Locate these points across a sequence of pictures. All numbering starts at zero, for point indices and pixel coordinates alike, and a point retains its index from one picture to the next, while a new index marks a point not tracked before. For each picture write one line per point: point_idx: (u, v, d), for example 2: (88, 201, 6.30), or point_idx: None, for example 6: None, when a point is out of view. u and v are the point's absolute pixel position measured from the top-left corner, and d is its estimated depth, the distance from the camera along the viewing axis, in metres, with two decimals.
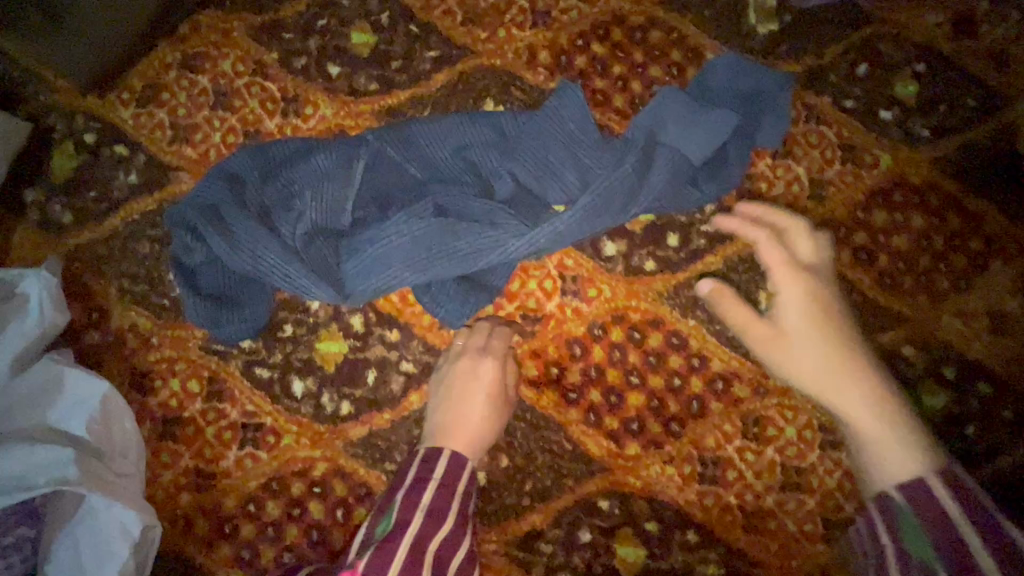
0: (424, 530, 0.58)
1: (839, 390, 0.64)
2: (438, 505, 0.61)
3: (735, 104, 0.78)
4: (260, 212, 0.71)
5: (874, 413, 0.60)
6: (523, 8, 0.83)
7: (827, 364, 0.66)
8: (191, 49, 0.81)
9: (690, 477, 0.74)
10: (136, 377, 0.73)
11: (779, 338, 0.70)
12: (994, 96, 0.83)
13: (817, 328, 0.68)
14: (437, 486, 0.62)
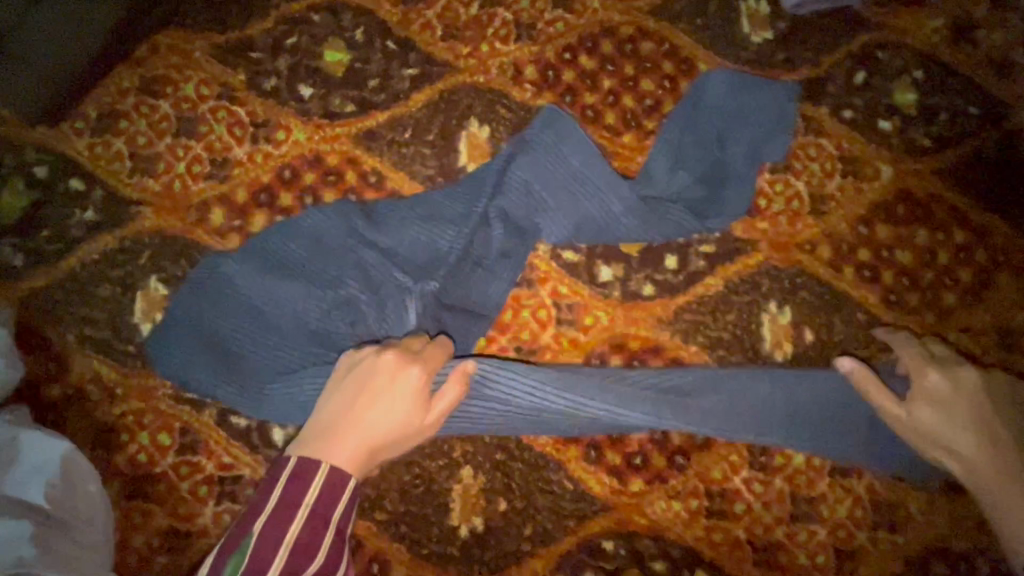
0: (289, 566, 0.47)
1: (1004, 488, 0.61)
2: (309, 537, 0.49)
3: (734, 121, 0.76)
4: (263, 294, 0.69)
5: (999, 464, 0.62)
6: (506, 21, 0.79)
7: (990, 460, 0.62)
8: (151, 73, 0.76)
9: (697, 512, 0.70)
10: (102, 431, 0.68)
11: (926, 434, 0.65)
12: (997, 103, 0.80)
13: (988, 417, 0.64)
14: (308, 516, 0.50)
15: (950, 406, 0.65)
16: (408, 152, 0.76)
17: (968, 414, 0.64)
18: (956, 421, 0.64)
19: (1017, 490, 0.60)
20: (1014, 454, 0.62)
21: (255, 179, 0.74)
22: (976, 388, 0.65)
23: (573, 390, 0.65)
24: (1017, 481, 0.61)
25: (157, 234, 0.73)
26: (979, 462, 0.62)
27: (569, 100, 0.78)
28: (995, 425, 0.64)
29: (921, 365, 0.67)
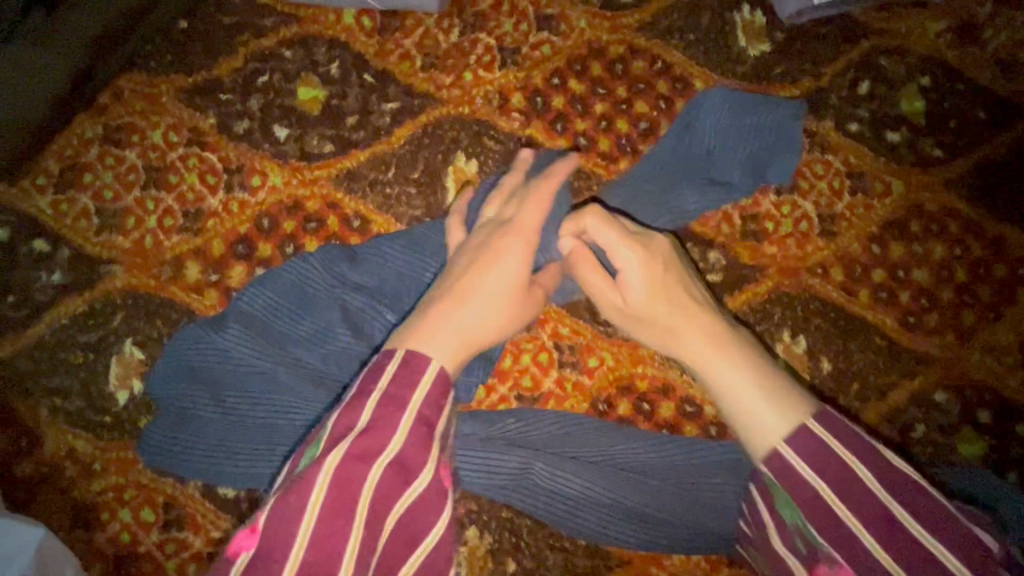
0: (353, 465, 0.38)
1: (713, 357, 0.51)
2: (383, 424, 0.40)
3: (738, 139, 0.72)
4: (247, 359, 0.63)
5: (716, 331, 0.53)
6: (489, 46, 0.75)
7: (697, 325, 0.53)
8: (114, 120, 0.71)
9: (718, 561, 0.66)
10: (79, 511, 0.64)
11: (635, 310, 0.57)
12: (1009, 107, 0.76)
13: (680, 285, 0.56)
14: (381, 400, 0.40)
15: (630, 273, 0.56)
16: (393, 192, 0.71)
17: (650, 287, 0.56)
18: (659, 294, 0.55)
19: (723, 359, 0.50)
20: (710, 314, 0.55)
21: (230, 229, 0.70)
22: (662, 255, 0.57)
23: (570, 476, 0.63)
24: (713, 346, 0.51)
25: (129, 294, 0.68)
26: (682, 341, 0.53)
27: (560, 127, 0.73)
28: (683, 278, 0.57)
29: (624, 233, 0.57)
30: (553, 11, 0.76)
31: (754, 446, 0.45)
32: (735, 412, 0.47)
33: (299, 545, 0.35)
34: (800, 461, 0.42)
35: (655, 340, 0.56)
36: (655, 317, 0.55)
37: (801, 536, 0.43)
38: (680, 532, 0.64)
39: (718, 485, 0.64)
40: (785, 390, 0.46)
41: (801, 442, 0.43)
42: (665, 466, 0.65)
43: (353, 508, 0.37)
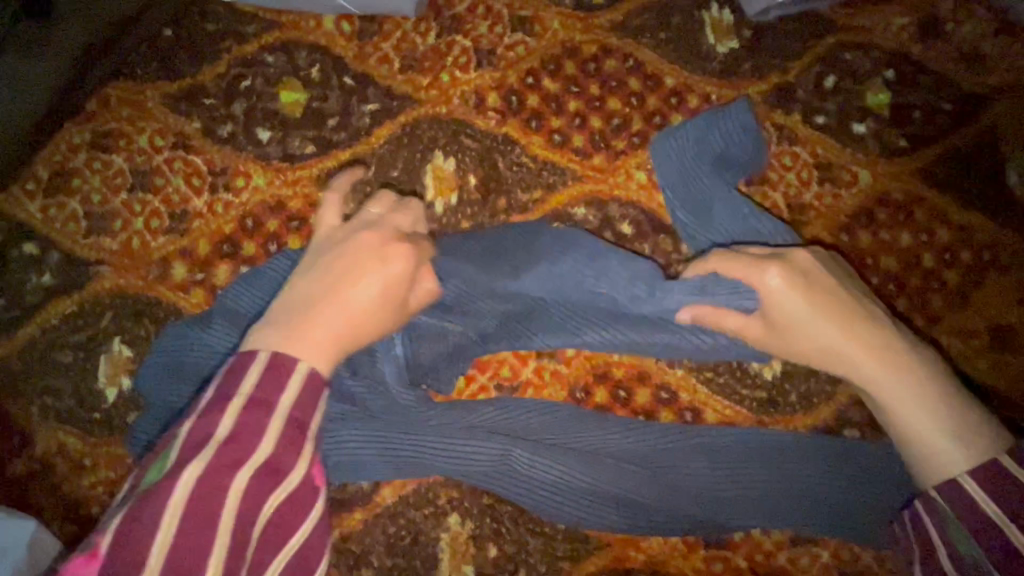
0: (218, 467, 0.39)
1: (887, 377, 0.58)
2: (245, 429, 0.41)
3: (739, 160, 0.71)
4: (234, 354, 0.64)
5: (862, 356, 0.59)
6: (465, 48, 0.77)
7: (851, 350, 0.59)
8: (102, 127, 0.73)
9: (695, 543, 0.68)
10: (69, 506, 0.65)
11: (783, 331, 0.61)
12: (972, 97, 0.79)
13: (835, 304, 0.60)
14: (245, 403, 0.41)
15: (791, 308, 0.59)
16: (373, 191, 0.73)
17: (813, 307, 0.59)
18: (819, 317, 0.59)
19: (904, 396, 0.57)
20: (864, 330, 0.59)
21: (215, 230, 0.72)
22: (804, 278, 0.60)
23: (550, 462, 0.64)
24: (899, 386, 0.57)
25: (118, 294, 0.70)
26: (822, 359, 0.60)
27: (535, 125, 0.75)
28: (840, 301, 0.60)
29: (758, 265, 0.60)
30: (527, 12, 0.78)
31: (927, 472, 0.55)
32: (915, 446, 0.56)
33: (159, 551, 0.35)
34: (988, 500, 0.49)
35: (813, 359, 0.61)
36: (790, 342, 0.61)
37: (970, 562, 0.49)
38: (655, 514, 0.65)
39: (695, 468, 0.66)
40: (971, 421, 0.54)
41: (979, 471, 0.51)
42: (643, 450, 0.67)
43: (217, 517, 0.37)
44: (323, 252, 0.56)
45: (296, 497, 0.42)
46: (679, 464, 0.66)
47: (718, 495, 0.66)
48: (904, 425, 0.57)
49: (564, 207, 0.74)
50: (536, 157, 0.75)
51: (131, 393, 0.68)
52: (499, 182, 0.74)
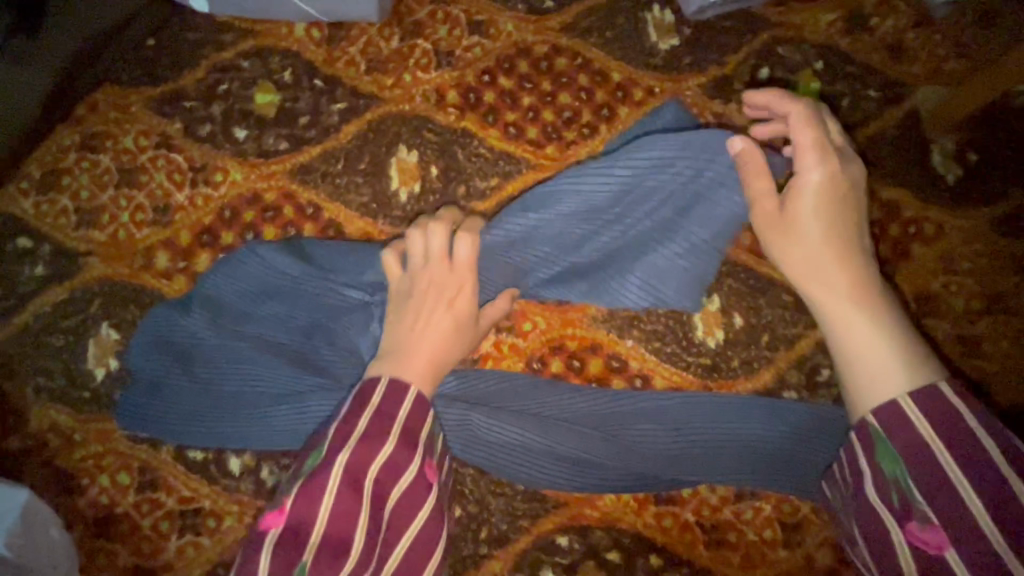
0: (356, 458, 0.52)
1: (851, 297, 0.58)
2: (374, 430, 0.54)
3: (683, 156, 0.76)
4: (215, 337, 0.71)
5: (839, 258, 0.60)
6: (426, 51, 0.83)
7: (838, 257, 0.60)
8: (91, 129, 0.79)
9: (646, 500, 0.72)
10: (61, 478, 0.70)
11: (782, 221, 0.63)
12: (897, 85, 0.85)
13: (844, 211, 0.62)
14: (374, 412, 0.55)
15: (805, 204, 0.62)
16: (343, 183, 0.79)
17: (818, 203, 0.61)
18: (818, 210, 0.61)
19: (858, 317, 0.57)
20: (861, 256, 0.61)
21: (196, 222, 0.77)
22: (838, 190, 0.61)
23: (506, 424, 0.70)
24: (860, 301, 0.58)
25: (105, 282, 0.75)
26: (805, 257, 0.61)
27: (491, 119, 0.82)
28: (847, 217, 0.62)
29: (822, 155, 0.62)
30: (483, 16, 0.85)
31: (858, 390, 0.55)
32: (851, 355, 0.56)
33: (323, 520, 0.48)
34: (925, 427, 0.50)
35: (793, 265, 0.62)
36: (788, 235, 0.62)
37: (894, 488, 0.51)
38: (609, 473, 0.71)
39: (641, 431, 0.72)
40: (920, 355, 0.54)
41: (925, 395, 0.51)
42: (594, 415, 0.72)
43: (359, 494, 0.51)
44: (434, 280, 0.66)
45: (415, 486, 0.55)
46: (627, 428, 0.72)
47: (665, 455, 0.71)
48: (850, 338, 0.57)
49: (519, 193, 0.80)
50: (492, 148, 0.81)
51: (117, 371, 0.73)
52: (458, 172, 0.80)
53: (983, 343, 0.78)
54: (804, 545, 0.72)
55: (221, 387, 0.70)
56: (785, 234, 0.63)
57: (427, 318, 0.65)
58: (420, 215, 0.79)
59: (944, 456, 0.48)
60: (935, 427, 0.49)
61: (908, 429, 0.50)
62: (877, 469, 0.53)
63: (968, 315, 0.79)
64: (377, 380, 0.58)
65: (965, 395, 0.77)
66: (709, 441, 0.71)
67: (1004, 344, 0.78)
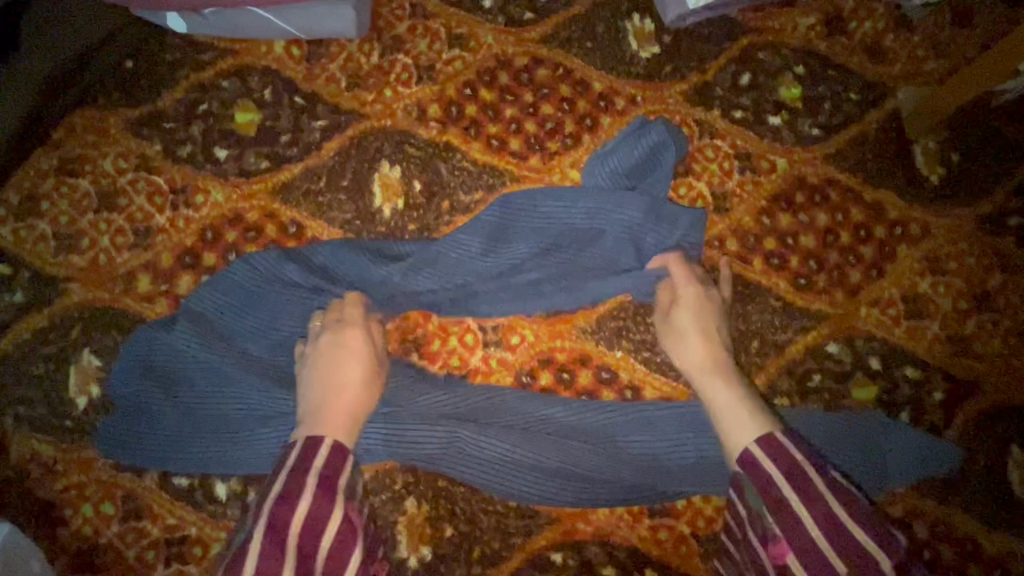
0: (276, 514, 0.51)
1: (716, 381, 0.68)
2: (293, 487, 0.54)
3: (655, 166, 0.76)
4: (197, 357, 0.70)
5: (708, 355, 0.69)
6: (406, 65, 0.83)
7: (708, 353, 0.69)
8: (69, 153, 0.79)
9: (639, 512, 0.72)
10: (43, 510, 0.69)
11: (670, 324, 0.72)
12: (877, 87, 0.85)
13: (709, 316, 0.71)
14: (290, 472, 0.56)
15: (676, 305, 0.71)
16: (325, 200, 0.79)
17: (687, 317, 0.71)
18: (692, 321, 0.71)
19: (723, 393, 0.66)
20: (722, 352, 0.70)
21: (178, 244, 0.77)
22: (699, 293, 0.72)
23: (493, 443, 0.69)
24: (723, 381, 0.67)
25: (85, 308, 0.74)
26: (685, 363, 0.71)
27: (473, 132, 0.81)
28: (711, 315, 0.71)
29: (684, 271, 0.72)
30: (463, 30, 0.85)
31: (731, 452, 0.62)
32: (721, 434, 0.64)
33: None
34: (768, 461, 0.57)
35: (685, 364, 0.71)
36: (672, 345, 0.72)
37: (757, 519, 0.56)
38: (599, 487, 0.69)
39: (631, 440, 0.71)
40: (761, 412, 0.63)
41: (767, 443, 0.59)
42: (582, 428, 0.71)
43: (283, 545, 0.49)
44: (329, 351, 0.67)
45: (342, 535, 0.53)
46: (617, 438, 0.71)
47: (654, 465, 0.70)
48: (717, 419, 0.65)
49: None
50: (475, 161, 0.81)
51: (100, 398, 0.72)
52: (442, 186, 0.80)
53: (972, 342, 0.78)
54: None
55: (203, 408, 0.69)
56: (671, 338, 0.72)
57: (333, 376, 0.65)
58: (404, 230, 0.78)
59: (787, 485, 0.55)
60: (777, 463, 0.57)
61: (758, 466, 0.58)
62: (749, 511, 0.58)
63: (956, 315, 0.79)
64: (293, 445, 0.59)
65: (956, 395, 0.77)
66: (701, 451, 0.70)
67: (993, 343, 0.78)
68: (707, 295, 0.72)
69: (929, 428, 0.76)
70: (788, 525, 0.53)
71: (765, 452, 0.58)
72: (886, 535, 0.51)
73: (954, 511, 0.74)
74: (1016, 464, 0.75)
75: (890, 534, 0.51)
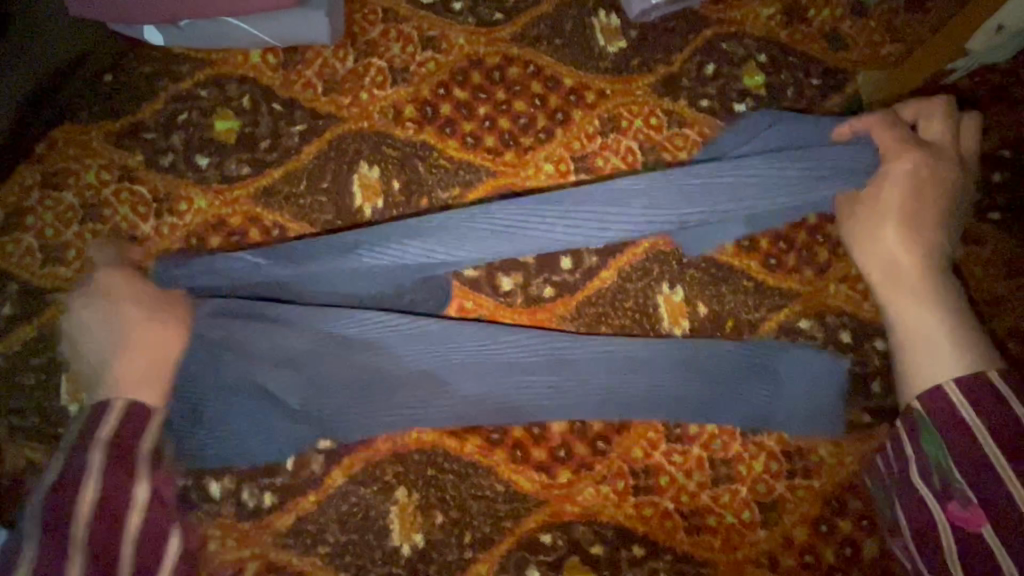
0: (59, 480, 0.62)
1: (919, 303, 0.71)
2: (83, 462, 0.63)
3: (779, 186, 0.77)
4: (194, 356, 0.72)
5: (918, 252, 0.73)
6: (381, 68, 0.85)
7: (916, 259, 0.73)
8: (52, 167, 0.80)
9: (625, 491, 0.74)
10: None
11: (868, 222, 0.76)
12: (838, 72, 0.89)
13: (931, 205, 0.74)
14: (111, 443, 0.65)
15: (908, 187, 0.75)
16: (306, 202, 0.81)
17: (900, 207, 0.74)
18: (908, 215, 0.74)
19: (924, 306, 0.71)
20: (931, 247, 0.74)
21: (163, 251, 0.78)
22: (925, 173, 0.74)
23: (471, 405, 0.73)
24: (925, 294, 0.71)
25: None
26: (889, 263, 0.74)
27: (449, 131, 0.84)
28: (932, 206, 0.74)
29: (900, 153, 0.75)
30: (434, 32, 0.87)
31: (923, 380, 0.67)
32: (910, 363, 0.69)
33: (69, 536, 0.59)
34: (958, 397, 0.63)
35: (876, 274, 0.75)
36: (875, 242, 0.75)
37: (938, 472, 0.62)
38: (490, 404, 0.73)
39: (611, 391, 0.74)
40: (976, 348, 0.66)
41: (980, 381, 0.63)
42: (559, 389, 0.73)
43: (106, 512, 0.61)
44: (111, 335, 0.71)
45: (122, 510, 0.62)
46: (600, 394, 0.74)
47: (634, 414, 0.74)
48: (911, 338, 0.70)
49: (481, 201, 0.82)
50: (451, 158, 0.83)
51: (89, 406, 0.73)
52: (420, 184, 0.82)
53: None
54: (782, 523, 0.73)
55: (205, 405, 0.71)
56: (868, 242, 0.75)
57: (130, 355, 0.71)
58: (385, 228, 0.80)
59: (990, 441, 0.60)
60: (984, 418, 0.61)
61: (957, 420, 0.62)
62: (921, 453, 0.65)
63: None
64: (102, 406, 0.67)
65: None
66: (636, 390, 0.74)
67: None
68: (944, 168, 0.75)
69: None
70: (981, 477, 0.59)
71: (954, 387, 0.64)
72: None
73: None
74: None
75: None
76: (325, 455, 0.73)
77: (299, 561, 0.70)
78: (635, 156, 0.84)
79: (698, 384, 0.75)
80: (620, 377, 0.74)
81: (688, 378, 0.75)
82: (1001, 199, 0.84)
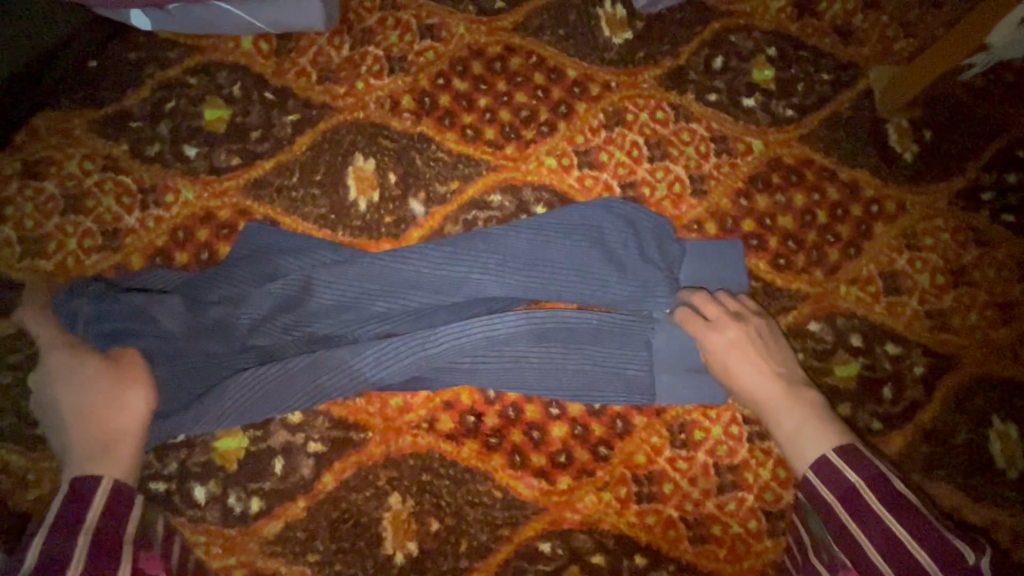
0: (116, 502, 0.58)
1: (778, 407, 0.67)
2: (112, 508, 0.57)
3: (669, 262, 0.74)
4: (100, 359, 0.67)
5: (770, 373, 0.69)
6: (378, 57, 0.82)
7: (767, 376, 0.69)
8: (33, 156, 0.77)
9: (627, 498, 0.71)
10: (14, 520, 0.67)
11: (716, 361, 0.70)
12: (849, 67, 0.86)
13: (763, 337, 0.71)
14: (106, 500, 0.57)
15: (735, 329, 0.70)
16: (299, 195, 0.77)
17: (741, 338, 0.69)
18: (750, 346, 0.69)
19: (790, 419, 0.66)
20: (775, 371, 0.69)
21: (148, 244, 0.75)
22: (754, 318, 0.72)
23: (401, 375, 0.69)
24: (789, 398, 0.67)
25: None
26: (749, 391, 0.69)
27: (448, 122, 0.81)
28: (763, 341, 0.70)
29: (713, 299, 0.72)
30: (434, 21, 0.84)
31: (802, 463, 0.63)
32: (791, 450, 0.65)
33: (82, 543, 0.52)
34: (818, 480, 0.60)
35: (741, 395, 0.69)
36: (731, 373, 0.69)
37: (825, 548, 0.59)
38: (419, 379, 0.70)
39: (550, 376, 0.71)
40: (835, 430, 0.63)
41: (821, 465, 0.60)
42: (498, 373, 0.70)
43: None
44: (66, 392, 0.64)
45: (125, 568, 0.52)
46: (536, 373, 0.70)
47: (582, 390, 0.71)
48: (789, 440, 0.65)
49: (481, 196, 0.79)
50: (450, 151, 0.80)
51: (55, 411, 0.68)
52: (417, 178, 0.79)
53: (951, 317, 0.79)
54: (788, 533, 0.71)
55: None
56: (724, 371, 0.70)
57: (99, 417, 0.63)
58: (380, 223, 0.77)
59: (843, 511, 0.56)
60: (831, 488, 0.58)
61: (815, 494, 0.60)
62: (815, 537, 0.61)
63: (934, 291, 0.79)
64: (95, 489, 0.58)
65: (937, 369, 0.77)
66: (528, 362, 0.70)
67: (972, 317, 0.79)
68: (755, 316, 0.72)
69: (911, 403, 0.76)
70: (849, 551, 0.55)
71: (815, 475, 0.60)
72: (879, 526, 0.53)
73: (940, 483, 0.74)
74: (997, 437, 0.75)
75: (886, 530, 0.53)
76: (315, 459, 0.70)
77: (288, 569, 0.67)
78: (640, 151, 0.82)
79: (596, 352, 0.71)
80: (524, 355, 0.70)
81: (587, 349, 0.71)
82: (1015, 200, 0.82)
